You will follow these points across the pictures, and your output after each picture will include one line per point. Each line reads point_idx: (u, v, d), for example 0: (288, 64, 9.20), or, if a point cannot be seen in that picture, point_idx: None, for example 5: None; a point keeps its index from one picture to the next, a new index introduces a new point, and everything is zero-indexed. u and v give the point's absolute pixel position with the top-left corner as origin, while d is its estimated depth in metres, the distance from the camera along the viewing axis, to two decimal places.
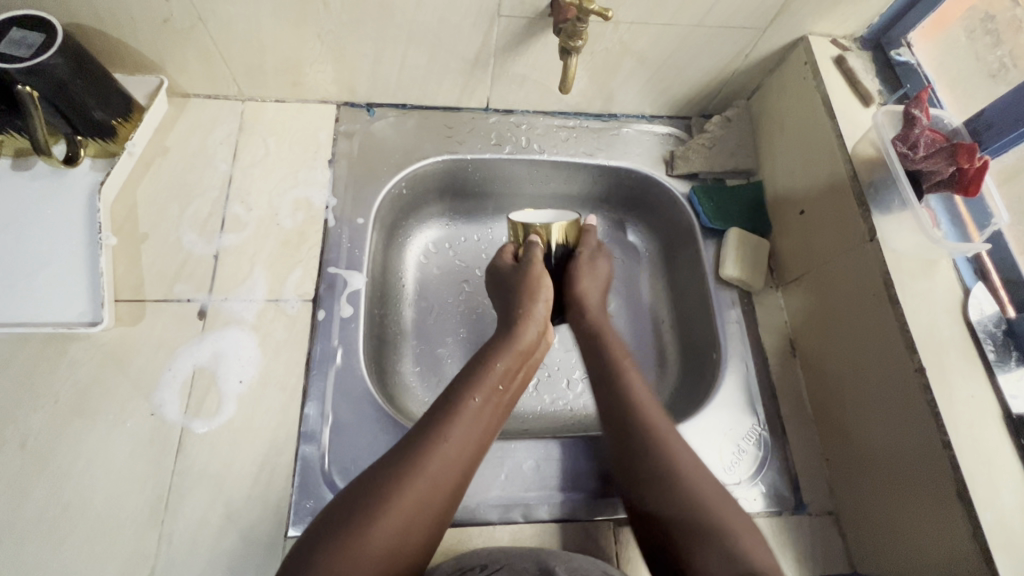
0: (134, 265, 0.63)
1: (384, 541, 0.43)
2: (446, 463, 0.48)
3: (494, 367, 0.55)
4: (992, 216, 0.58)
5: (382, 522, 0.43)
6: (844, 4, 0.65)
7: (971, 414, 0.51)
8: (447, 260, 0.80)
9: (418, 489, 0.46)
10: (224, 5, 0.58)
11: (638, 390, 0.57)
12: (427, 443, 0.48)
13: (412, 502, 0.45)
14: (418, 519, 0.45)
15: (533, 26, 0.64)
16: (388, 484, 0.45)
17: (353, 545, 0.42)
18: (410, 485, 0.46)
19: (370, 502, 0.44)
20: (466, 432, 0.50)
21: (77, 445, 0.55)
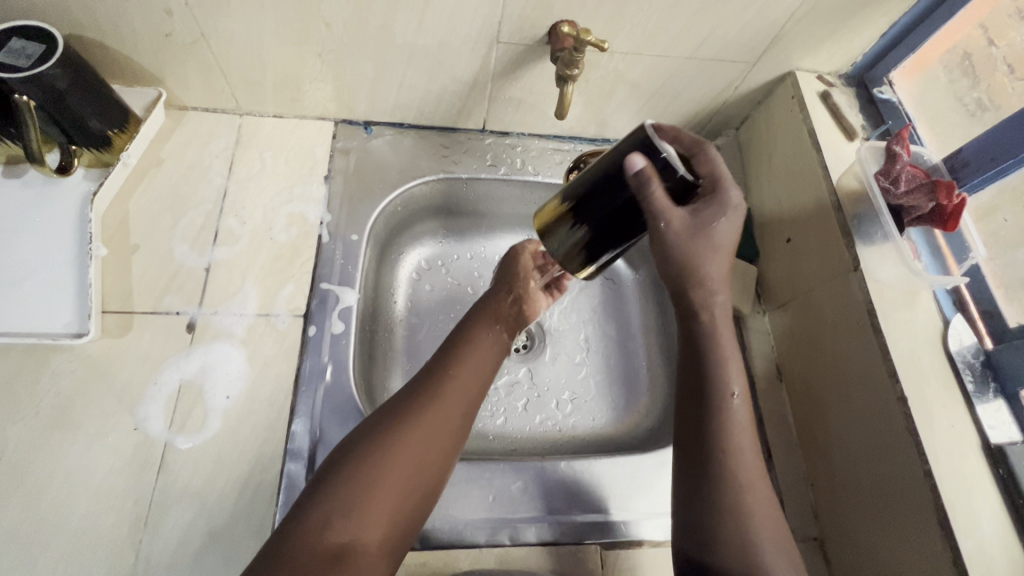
0: (123, 277, 0.62)
1: (387, 502, 0.45)
2: (439, 425, 0.50)
3: (481, 334, 0.58)
4: (971, 251, 0.59)
5: (386, 482, 0.46)
6: (828, 42, 0.67)
7: (952, 443, 0.52)
8: (443, 289, 0.80)
9: (399, 473, 0.46)
10: (227, 23, 0.59)
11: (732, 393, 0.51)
12: (416, 407, 0.50)
13: (399, 475, 0.46)
14: (412, 484, 0.47)
15: (530, 53, 0.65)
16: (387, 445, 0.47)
17: (360, 503, 0.44)
18: (404, 446, 0.47)
19: (372, 461, 0.46)
20: (456, 397, 0.52)
21: (56, 459, 0.53)
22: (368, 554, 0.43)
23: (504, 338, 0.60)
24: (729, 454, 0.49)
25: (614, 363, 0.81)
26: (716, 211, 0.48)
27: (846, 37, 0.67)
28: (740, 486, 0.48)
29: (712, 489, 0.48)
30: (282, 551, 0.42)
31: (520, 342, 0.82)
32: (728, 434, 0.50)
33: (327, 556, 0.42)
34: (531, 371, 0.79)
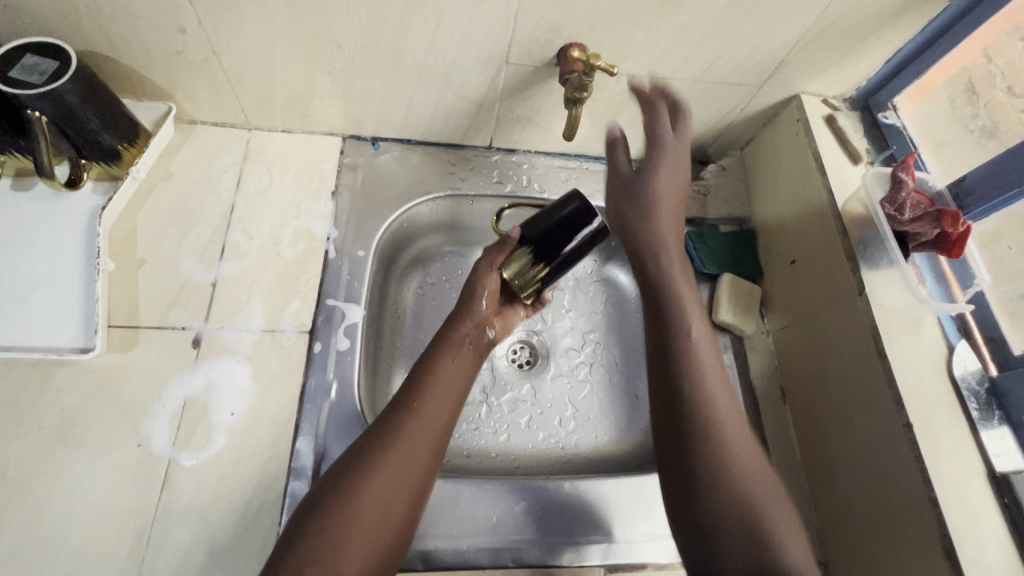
0: (130, 291, 0.62)
1: (360, 541, 0.45)
2: (411, 452, 0.50)
3: (445, 364, 0.57)
4: (975, 277, 0.60)
5: (356, 522, 0.45)
6: (834, 67, 0.68)
7: (958, 471, 0.52)
8: (447, 303, 0.79)
9: (370, 508, 0.46)
10: (239, 41, 0.60)
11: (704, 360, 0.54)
12: (385, 444, 0.50)
13: (370, 514, 0.46)
14: (384, 521, 0.47)
15: (539, 74, 0.66)
16: (355, 486, 0.47)
17: (334, 543, 0.44)
18: (372, 485, 0.47)
19: (342, 504, 0.46)
20: (425, 423, 0.52)
21: (60, 475, 0.53)
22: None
23: (474, 365, 0.60)
24: (707, 418, 0.50)
25: (617, 381, 0.81)
26: (661, 124, 0.61)
27: (852, 62, 0.68)
28: (718, 438, 0.49)
29: (691, 456, 0.49)
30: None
31: (523, 358, 0.82)
32: (708, 409, 0.51)
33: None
34: (534, 388, 0.79)
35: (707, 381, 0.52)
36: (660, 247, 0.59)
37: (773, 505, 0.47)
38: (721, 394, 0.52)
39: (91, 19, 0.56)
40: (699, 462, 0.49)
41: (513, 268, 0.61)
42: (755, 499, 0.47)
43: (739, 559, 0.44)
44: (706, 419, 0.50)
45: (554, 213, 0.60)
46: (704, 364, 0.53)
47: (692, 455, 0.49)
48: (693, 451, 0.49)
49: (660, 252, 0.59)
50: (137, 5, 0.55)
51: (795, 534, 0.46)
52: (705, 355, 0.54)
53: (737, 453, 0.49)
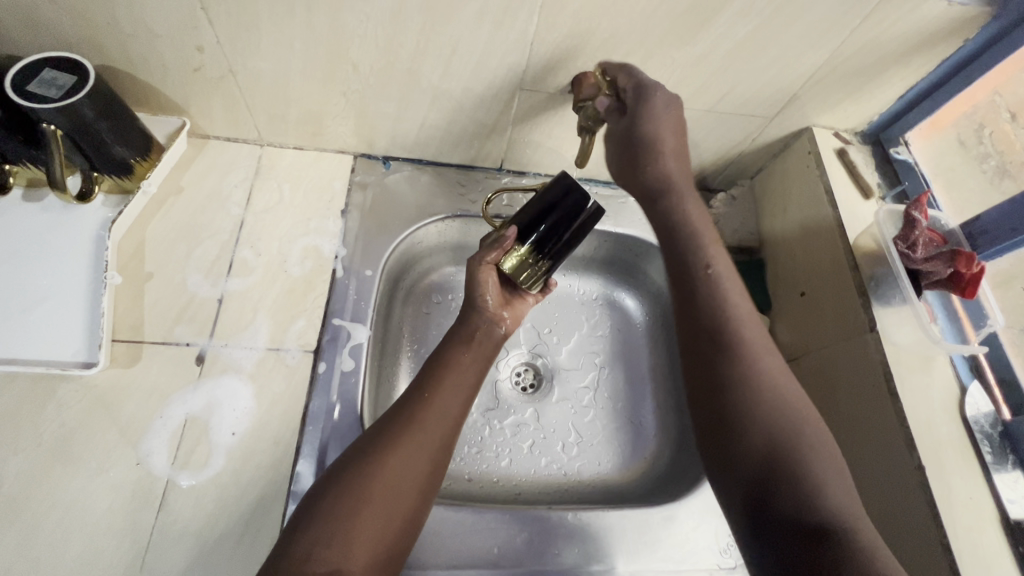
0: (136, 306, 0.62)
1: (370, 529, 0.44)
2: (427, 436, 0.49)
3: (462, 352, 0.57)
4: (988, 319, 0.60)
5: (367, 508, 0.45)
6: (846, 102, 0.68)
7: (971, 517, 0.51)
8: (450, 321, 0.79)
9: (383, 486, 0.46)
10: (256, 61, 0.60)
11: (742, 311, 0.54)
12: (396, 435, 0.49)
13: (383, 491, 0.46)
14: (395, 509, 0.46)
15: (552, 101, 0.67)
16: (363, 474, 0.46)
17: (343, 530, 0.43)
18: (381, 473, 0.46)
19: (353, 487, 0.45)
20: (443, 407, 0.52)
21: (56, 493, 0.52)
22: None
23: (485, 362, 0.58)
24: (751, 387, 0.50)
25: (622, 407, 0.80)
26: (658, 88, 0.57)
27: (864, 98, 0.68)
28: (764, 399, 0.49)
29: (742, 417, 0.49)
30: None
31: (527, 381, 0.81)
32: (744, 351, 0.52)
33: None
34: (538, 412, 0.78)
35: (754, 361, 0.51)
36: (671, 186, 0.58)
37: (832, 474, 0.46)
38: (760, 340, 0.53)
39: (111, 37, 0.56)
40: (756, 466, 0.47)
41: (514, 264, 0.60)
42: (836, 509, 0.43)
43: (797, 523, 0.43)
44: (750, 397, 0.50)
45: (544, 202, 0.59)
46: (750, 337, 0.53)
47: (737, 413, 0.49)
48: (734, 407, 0.50)
49: (674, 192, 0.58)
50: (157, 24, 0.55)
51: (834, 467, 0.46)
52: (737, 303, 0.54)
53: (790, 420, 0.48)
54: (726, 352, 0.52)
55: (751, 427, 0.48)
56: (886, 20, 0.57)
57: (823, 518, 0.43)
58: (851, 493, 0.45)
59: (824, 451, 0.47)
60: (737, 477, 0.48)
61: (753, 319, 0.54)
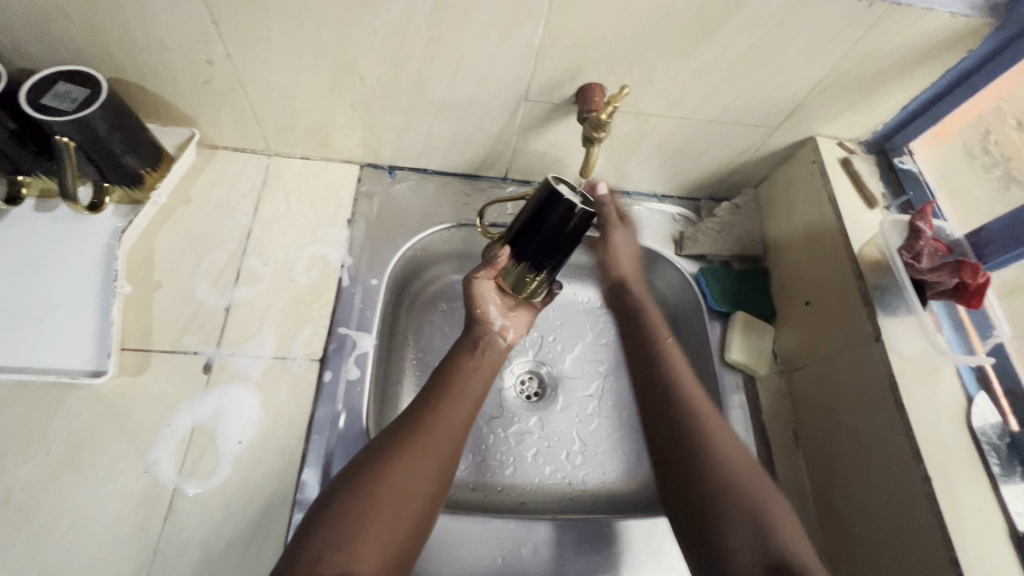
0: (145, 314, 0.63)
1: (380, 530, 0.44)
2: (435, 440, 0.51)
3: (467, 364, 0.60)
4: (994, 328, 0.61)
5: (378, 507, 0.45)
6: (849, 112, 0.69)
7: (978, 529, 0.51)
8: (455, 328, 0.79)
9: (393, 486, 0.47)
10: (265, 74, 0.61)
11: (679, 368, 0.61)
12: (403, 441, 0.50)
13: (393, 491, 0.47)
14: (407, 506, 0.47)
15: (557, 111, 0.67)
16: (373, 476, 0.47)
17: (356, 524, 0.44)
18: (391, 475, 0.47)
19: (364, 486, 0.46)
20: (450, 414, 0.54)
21: (64, 501, 0.53)
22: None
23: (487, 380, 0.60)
24: (701, 437, 0.55)
25: (627, 415, 0.80)
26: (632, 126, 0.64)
27: (867, 107, 0.68)
28: (712, 447, 0.54)
29: (694, 466, 0.53)
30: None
31: (532, 390, 0.81)
32: (688, 406, 0.57)
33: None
34: (543, 421, 0.78)
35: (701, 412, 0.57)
36: (627, 284, 0.69)
37: (776, 507, 0.50)
38: (700, 396, 0.59)
39: (124, 51, 0.58)
40: (704, 507, 0.51)
41: (513, 280, 0.60)
42: (788, 546, 0.47)
43: (756, 559, 0.46)
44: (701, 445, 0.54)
45: (529, 214, 0.56)
46: (689, 392, 0.59)
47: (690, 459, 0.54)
48: (690, 455, 0.54)
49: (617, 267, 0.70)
50: (169, 38, 0.56)
51: (775, 501, 0.50)
52: (679, 363, 0.62)
53: (730, 469, 0.52)
54: (674, 409, 0.57)
55: (698, 476, 0.52)
56: (889, 32, 0.57)
57: (777, 553, 0.46)
58: (800, 533, 0.48)
59: (773, 496, 0.51)
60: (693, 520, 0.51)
61: (692, 380, 0.60)
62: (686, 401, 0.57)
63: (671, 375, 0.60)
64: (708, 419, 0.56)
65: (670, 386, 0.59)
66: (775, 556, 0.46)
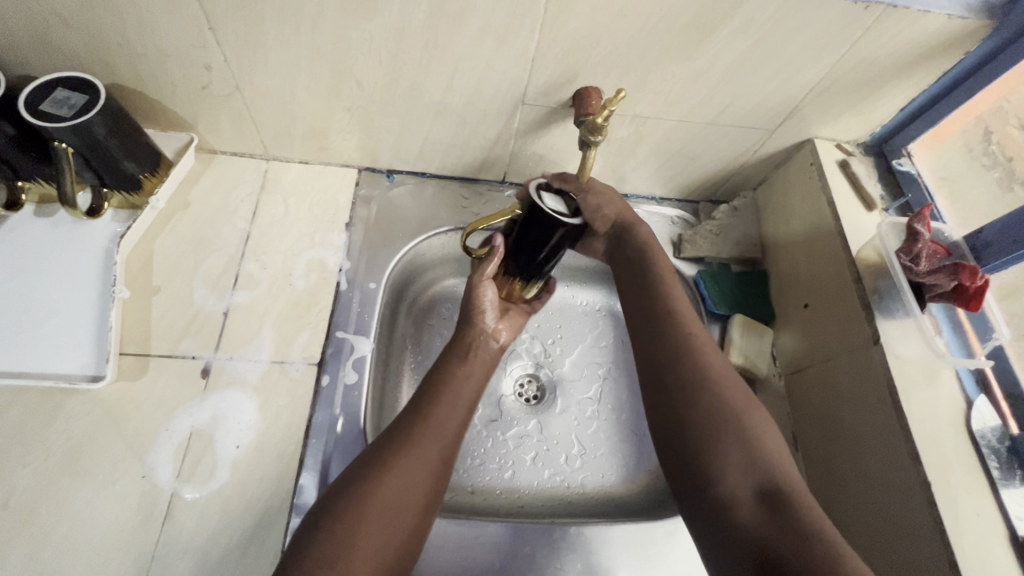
0: (143, 319, 0.63)
1: (373, 540, 0.44)
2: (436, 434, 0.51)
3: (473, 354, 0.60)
4: (993, 330, 0.59)
5: (371, 520, 0.44)
6: (848, 114, 0.68)
7: (978, 534, 0.50)
8: (448, 328, 0.79)
9: (393, 486, 0.47)
10: (263, 79, 0.62)
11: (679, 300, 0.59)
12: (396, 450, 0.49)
13: (393, 490, 0.46)
14: (405, 504, 0.47)
15: (554, 115, 0.67)
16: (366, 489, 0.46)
17: (355, 526, 0.44)
18: (382, 488, 0.46)
19: (364, 487, 0.46)
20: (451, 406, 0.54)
21: (63, 506, 0.53)
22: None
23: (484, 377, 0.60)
24: (703, 369, 0.52)
25: (626, 418, 0.80)
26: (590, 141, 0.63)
27: (865, 110, 0.68)
28: (713, 378, 0.52)
29: (685, 388, 0.52)
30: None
31: (531, 392, 0.81)
32: (688, 334, 0.56)
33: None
34: (541, 424, 0.78)
35: (700, 343, 0.55)
36: (635, 226, 0.65)
37: (770, 437, 0.49)
38: (695, 322, 0.57)
39: (123, 58, 0.58)
40: (699, 434, 0.49)
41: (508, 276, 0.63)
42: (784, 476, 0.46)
43: (748, 485, 0.46)
44: (702, 373, 0.52)
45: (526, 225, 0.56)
46: (683, 320, 0.57)
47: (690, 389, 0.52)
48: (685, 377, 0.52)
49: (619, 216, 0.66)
50: (167, 44, 0.57)
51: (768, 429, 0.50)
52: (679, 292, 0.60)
53: (726, 399, 0.50)
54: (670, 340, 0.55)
55: (689, 404, 0.51)
56: (887, 34, 0.57)
57: (769, 479, 0.46)
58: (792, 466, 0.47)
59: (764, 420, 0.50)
60: (684, 454, 0.50)
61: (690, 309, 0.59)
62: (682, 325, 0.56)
63: (671, 304, 0.58)
64: (703, 345, 0.55)
65: (669, 315, 0.57)
66: (768, 483, 0.46)
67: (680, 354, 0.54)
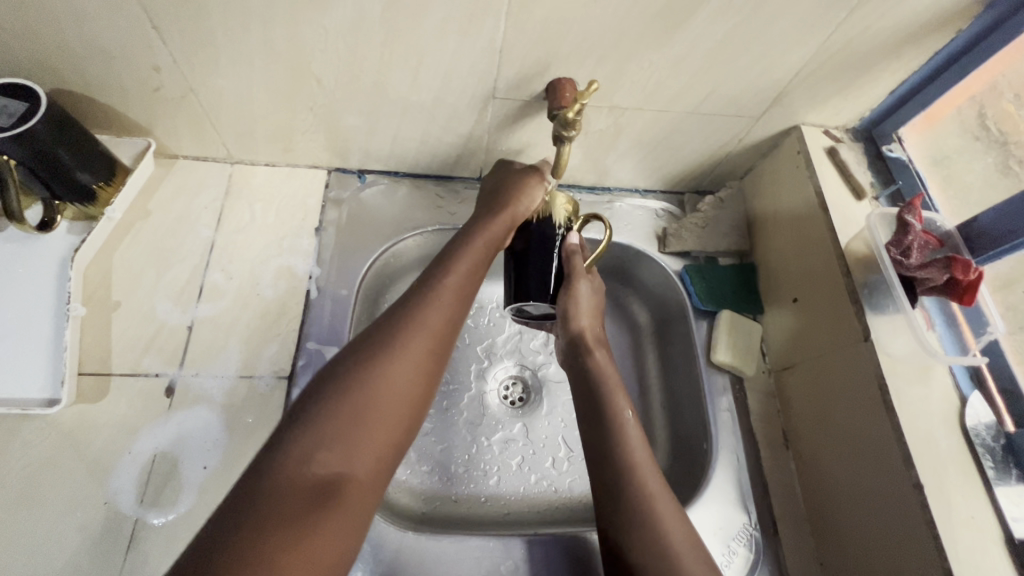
0: (103, 337, 0.60)
1: (369, 444, 0.42)
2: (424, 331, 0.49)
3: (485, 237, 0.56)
4: (987, 326, 0.57)
5: (371, 409, 0.43)
6: (836, 99, 0.65)
7: (974, 539, 0.49)
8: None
9: (372, 393, 0.44)
10: (216, 79, 0.58)
11: (632, 436, 0.53)
12: (383, 348, 0.46)
13: (378, 398, 0.44)
14: (399, 411, 0.45)
15: (527, 108, 0.64)
16: (359, 387, 0.44)
17: (343, 438, 0.42)
18: (374, 385, 0.44)
19: (340, 389, 0.43)
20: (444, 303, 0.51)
21: (21, 538, 0.50)
22: (359, 484, 0.41)
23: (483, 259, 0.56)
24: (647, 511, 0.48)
25: None
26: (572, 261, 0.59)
27: (854, 94, 0.65)
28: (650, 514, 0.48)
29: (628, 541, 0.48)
30: (257, 496, 0.38)
31: (516, 395, 0.79)
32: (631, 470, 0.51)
33: (314, 486, 0.39)
34: (527, 425, 0.76)
35: (650, 495, 0.49)
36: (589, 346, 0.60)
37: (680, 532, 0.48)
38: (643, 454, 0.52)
39: (63, 61, 0.54)
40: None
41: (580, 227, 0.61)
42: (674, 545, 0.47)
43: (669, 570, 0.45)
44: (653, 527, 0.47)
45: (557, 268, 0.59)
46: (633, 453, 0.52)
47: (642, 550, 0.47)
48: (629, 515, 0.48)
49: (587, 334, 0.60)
50: (108, 45, 0.53)
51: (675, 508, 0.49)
52: (630, 415, 0.55)
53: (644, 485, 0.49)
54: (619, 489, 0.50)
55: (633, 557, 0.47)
56: (876, 12, 0.54)
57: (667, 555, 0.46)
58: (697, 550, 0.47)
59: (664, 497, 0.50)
60: None
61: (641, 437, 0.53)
62: (627, 466, 0.51)
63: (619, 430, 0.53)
64: (647, 482, 0.50)
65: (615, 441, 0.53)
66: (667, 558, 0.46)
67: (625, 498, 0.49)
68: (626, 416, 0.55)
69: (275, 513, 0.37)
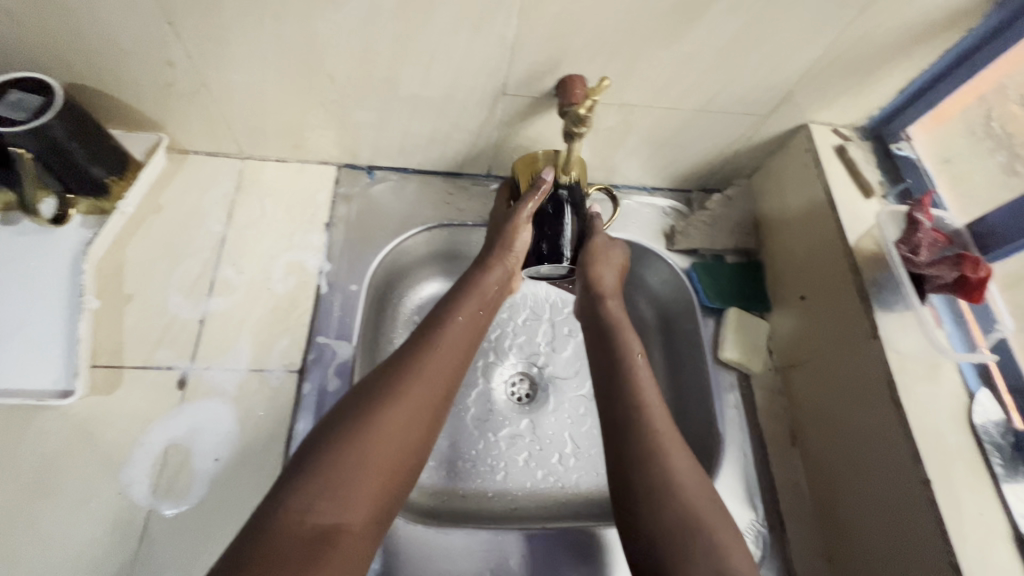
0: (115, 330, 0.61)
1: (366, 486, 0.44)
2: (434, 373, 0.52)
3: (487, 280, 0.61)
4: (996, 322, 0.59)
5: (373, 451, 0.45)
6: (845, 97, 0.66)
7: (981, 535, 0.49)
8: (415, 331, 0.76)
9: (377, 431, 0.46)
10: (228, 74, 0.59)
11: (645, 390, 0.55)
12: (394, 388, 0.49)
13: (381, 440, 0.46)
14: (404, 442, 0.47)
15: (537, 105, 0.64)
16: (366, 422, 0.46)
17: (340, 486, 0.43)
18: (377, 425, 0.46)
19: (349, 426, 0.46)
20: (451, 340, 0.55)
21: (35, 527, 0.51)
22: (353, 531, 0.42)
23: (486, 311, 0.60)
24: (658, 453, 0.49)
25: None
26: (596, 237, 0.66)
27: (863, 92, 0.65)
28: (673, 484, 0.48)
29: (649, 502, 0.47)
30: (259, 538, 0.40)
31: (523, 391, 0.79)
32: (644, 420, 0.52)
33: (309, 536, 0.40)
34: (534, 421, 0.77)
35: (660, 438, 0.51)
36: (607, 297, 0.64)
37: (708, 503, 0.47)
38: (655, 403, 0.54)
39: (78, 55, 0.55)
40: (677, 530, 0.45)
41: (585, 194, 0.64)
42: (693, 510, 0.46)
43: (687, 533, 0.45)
44: (667, 475, 0.48)
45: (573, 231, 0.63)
46: (647, 405, 0.53)
47: (655, 496, 0.47)
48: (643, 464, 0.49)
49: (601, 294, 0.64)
50: (123, 40, 0.53)
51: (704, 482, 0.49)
52: (643, 362, 0.58)
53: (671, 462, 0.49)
54: (635, 451, 0.50)
55: (650, 515, 0.47)
56: (885, 11, 0.54)
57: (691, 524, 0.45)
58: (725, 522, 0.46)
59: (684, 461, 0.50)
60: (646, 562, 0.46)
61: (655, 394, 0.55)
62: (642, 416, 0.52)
63: (633, 386, 0.55)
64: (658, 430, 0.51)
65: (634, 398, 0.54)
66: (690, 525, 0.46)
67: (645, 449, 0.50)
68: (640, 364, 0.57)
69: (281, 555, 0.39)
